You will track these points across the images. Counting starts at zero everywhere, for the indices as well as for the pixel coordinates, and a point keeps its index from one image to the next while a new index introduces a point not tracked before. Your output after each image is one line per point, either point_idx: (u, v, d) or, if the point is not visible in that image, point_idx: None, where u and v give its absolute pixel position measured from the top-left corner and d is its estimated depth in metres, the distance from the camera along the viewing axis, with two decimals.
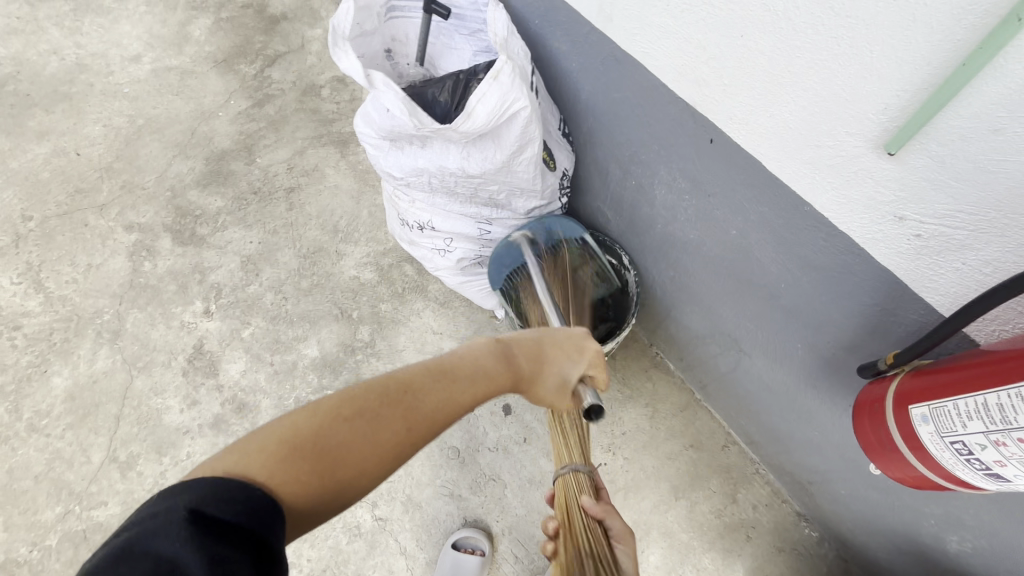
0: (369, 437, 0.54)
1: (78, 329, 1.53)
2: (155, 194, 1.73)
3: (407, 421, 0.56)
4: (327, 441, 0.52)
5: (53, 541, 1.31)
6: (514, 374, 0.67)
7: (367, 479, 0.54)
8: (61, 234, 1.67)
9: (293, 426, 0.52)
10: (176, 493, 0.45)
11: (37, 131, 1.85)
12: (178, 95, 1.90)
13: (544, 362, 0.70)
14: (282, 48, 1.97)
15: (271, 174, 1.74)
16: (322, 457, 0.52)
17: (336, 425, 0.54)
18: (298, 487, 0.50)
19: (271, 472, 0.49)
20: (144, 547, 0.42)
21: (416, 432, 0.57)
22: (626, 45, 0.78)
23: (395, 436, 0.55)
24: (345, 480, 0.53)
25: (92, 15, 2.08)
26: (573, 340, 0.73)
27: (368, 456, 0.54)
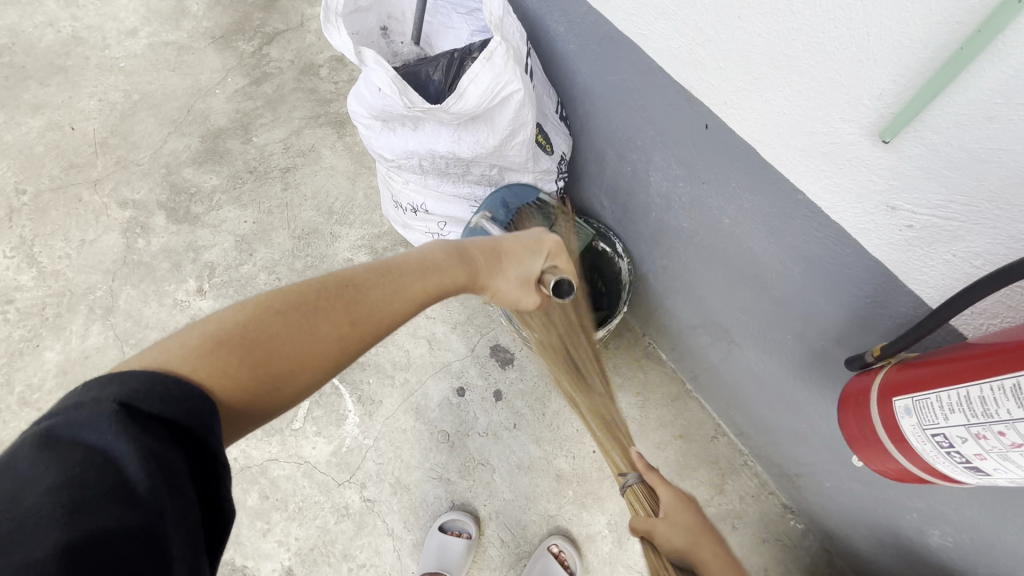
0: (307, 331, 0.55)
1: (70, 305, 1.52)
2: (150, 170, 1.71)
3: (351, 317, 0.58)
4: (269, 335, 0.53)
5: None
6: (470, 271, 0.71)
7: (310, 376, 0.56)
8: (54, 209, 1.66)
9: (224, 321, 0.53)
10: (102, 385, 0.43)
11: (32, 104, 1.83)
12: (175, 71, 1.88)
13: (498, 259, 0.75)
14: (281, 25, 1.94)
15: (267, 154, 1.72)
16: (261, 353, 0.53)
17: (272, 318, 0.54)
18: (235, 381, 0.50)
19: (205, 364, 0.49)
20: (73, 438, 0.41)
21: (360, 325, 0.59)
22: (624, 26, 0.76)
23: (337, 333, 0.57)
24: (287, 377, 0.54)
25: None
26: (527, 239, 0.79)
27: (309, 355, 0.55)
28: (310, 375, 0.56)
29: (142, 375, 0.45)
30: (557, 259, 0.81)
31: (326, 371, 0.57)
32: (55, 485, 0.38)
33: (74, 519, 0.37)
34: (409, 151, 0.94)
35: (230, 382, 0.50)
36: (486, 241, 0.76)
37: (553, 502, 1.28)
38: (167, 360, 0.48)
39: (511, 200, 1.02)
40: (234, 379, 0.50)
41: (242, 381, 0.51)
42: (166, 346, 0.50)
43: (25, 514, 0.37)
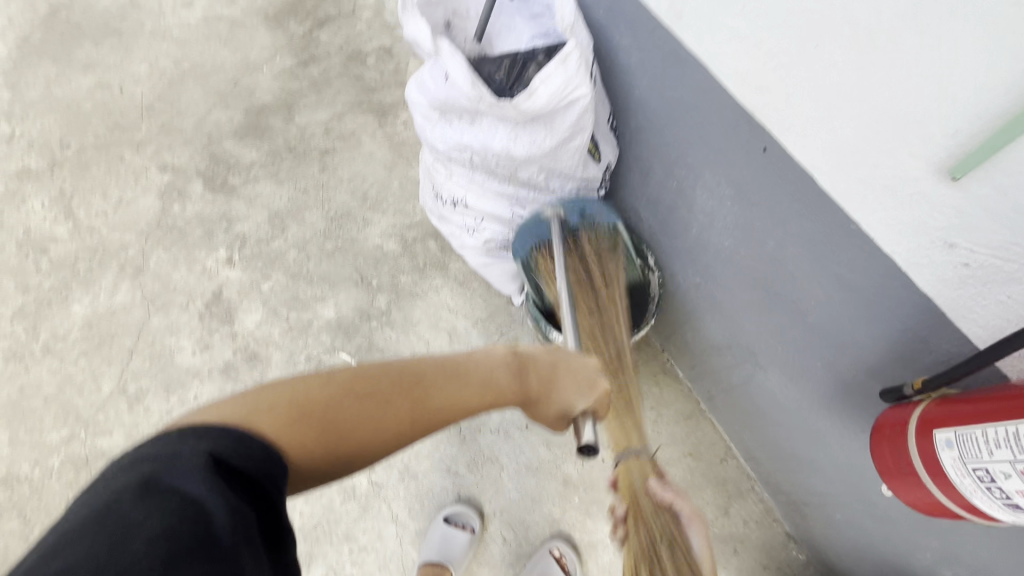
0: (376, 417, 0.57)
1: (102, 260, 1.55)
2: (192, 138, 1.74)
3: (413, 412, 0.60)
4: (346, 416, 0.56)
5: (54, 462, 1.31)
6: (523, 389, 0.70)
7: (368, 456, 0.59)
8: (95, 166, 1.69)
9: (307, 391, 0.55)
10: (198, 438, 0.47)
11: (84, 63, 1.87)
12: (225, 45, 1.92)
13: (552, 386, 0.71)
14: (333, 12, 1.98)
15: (308, 134, 1.75)
16: (335, 432, 0.55)
17: (350, 399, 0.57)
18: (308, 456, 0.54)
19: (289, 436, 0.52)
20: (171, 485, 0.44)
21: (418, 422, 0.60)
22: (693, 45, 0.78)
23: (402, 420, 0.59)
24: (349, 457, 0.57)
25: None
26: (587, 370, 0.73)
27: (375, 438, 0.58)
28: (368, 455, 0.58)
29: (235, 432, 0.49)
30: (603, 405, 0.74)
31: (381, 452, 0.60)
32: (153, 534, 0.41)
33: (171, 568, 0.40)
34: (462, 144, 0.96)
35: (305, 453, 0.53)
36: (546, 364, 0.72)
37: (558, 506, 1.28)
38: (257, 419, 0.52)
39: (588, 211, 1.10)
40: (309, 453, 0.53)
41: (316, 455, 0.54)
42: (255, 405, 0.53)
43: (127, 560, 0.39)
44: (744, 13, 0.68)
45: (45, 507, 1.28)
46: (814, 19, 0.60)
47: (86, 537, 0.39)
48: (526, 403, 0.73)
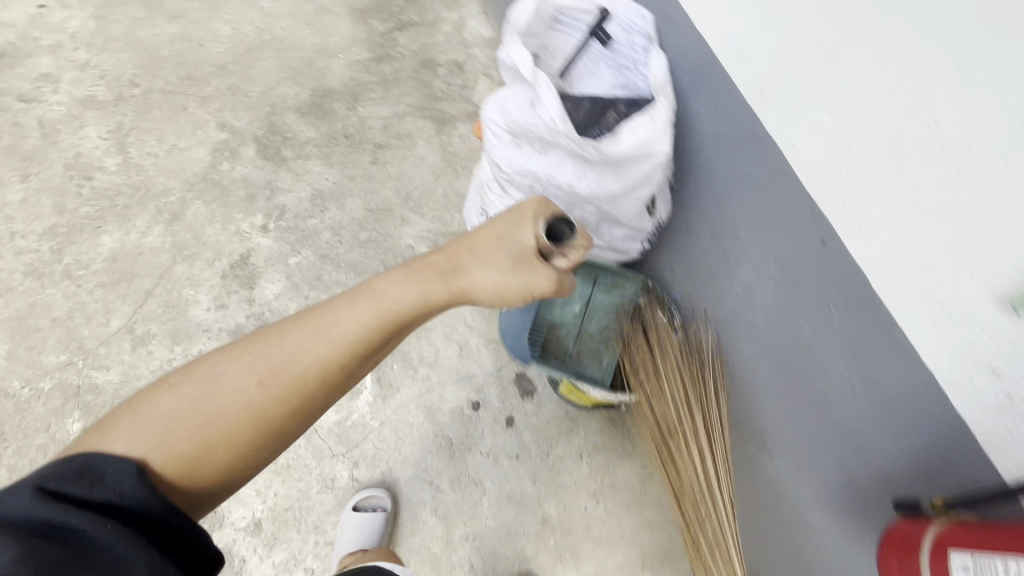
0: (220, 393, 0.68)
1: (142, 200, 1.57)
2: (256, 104, 1.78)
3: (263, 363, 0.70)
4: (190, 423, 0.66)
5: (45, 385, 1.30)
6: (433, 281, 0.79)
7: (262, 450, 0.71)
8: (158, 109, 1.72)
9: (141, 403, 0.68)
10: (42, 477, 0.60)
11: (172, 12, 1.93)
12: (308, 26, 1.99)
13: (470, 259, 0.82)
14: (416, 18, 2.06)
15: (367, 126, 1.79)
16: (196, 437, 0.66)
17: (184, 389, 0.69)
18: (179, 467, 0.65)
19: (149, 452, 0.64)
20: (24, 519, 0.57)
21: (269, 369, 0.70)
22: (772, 129, 0.81)
23: (269, 411, 0.70)
24: (235, 450, 0.69)
25: None
26: (498, 222, 0.84)
27: (247, 431, 0.69)
28: (255, 445, 0.70)
29: (72, 461, 0.62)
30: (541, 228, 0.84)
31: (274, 442, 0.72)
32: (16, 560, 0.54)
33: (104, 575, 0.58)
34: (526, 169, 0.99)
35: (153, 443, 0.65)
36: (439, 263, 0.81)
37: (531, 544, 1.26)
38: (102, 438, 0.65)
39: None
40: (182, 462, 0.65)
41: (183, 461, 0.65)
42: (101, 431, 0.66)
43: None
44: (832, 111, 0.70)
45: (24, 429, 1.27)
46: (903, 132, 0.62)
47: None
48: (464, 284, 0.81)
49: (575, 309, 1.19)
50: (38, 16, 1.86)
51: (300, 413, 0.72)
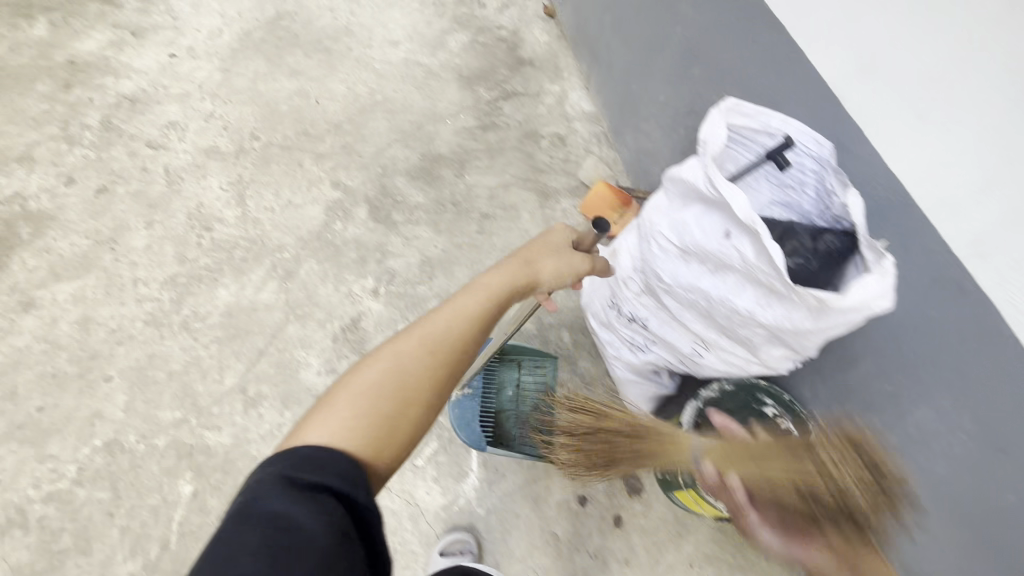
0: (391, 381, 0.80)
1: (258, 254, 1.59)
2: (368, 165, 1.82)
3: (423, 352, 0.83)
4: (354, 400, 0.77)
5: (160, 442, 1.31)
6: (522, 271, 0.97)
7: (416, 410, 0.80)
8: (276, 164, 1.77)
9: (327, 400, 0.79)
10: (260, 474, 0.67)
11: (291, 68, 2.02)
12: (418, 89, 2.06)
13: (537, 254, 1.00)
14: (520, 89, 2.13)
15: (473, 194, 1.83)
16: (361, 408, 0.77)
17: (361, 380, 0.80)
18: (352, 434, 0.74)
19: (326, 433, 0.73)
20: (257, 513, 0.63)
21: (427, 356, 0.83)
22: (989, 288, 0.79)
23: (419, 375, 0.82)
24: (394, 413, 0.78)
25: None
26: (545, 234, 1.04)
27: (398, 394, 0.79)
28: (409, 404, 0.80)
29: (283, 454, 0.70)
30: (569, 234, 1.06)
31: (424, 402, 0.81)
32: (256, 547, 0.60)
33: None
34: (693, 286, 0.99)
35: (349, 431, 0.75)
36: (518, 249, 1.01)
37: None
38: (303, 434, 0.74)
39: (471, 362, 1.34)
40: (353, 430, 0.74)
41: (360, 437, 0.75)
42: (299, 434, 0.75)
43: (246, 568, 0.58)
44: None
45: (136, 488, 1.26)
46: None
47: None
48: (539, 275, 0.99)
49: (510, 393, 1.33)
50: (169, 65, 1.94)
51: (440, 376, 0.84)
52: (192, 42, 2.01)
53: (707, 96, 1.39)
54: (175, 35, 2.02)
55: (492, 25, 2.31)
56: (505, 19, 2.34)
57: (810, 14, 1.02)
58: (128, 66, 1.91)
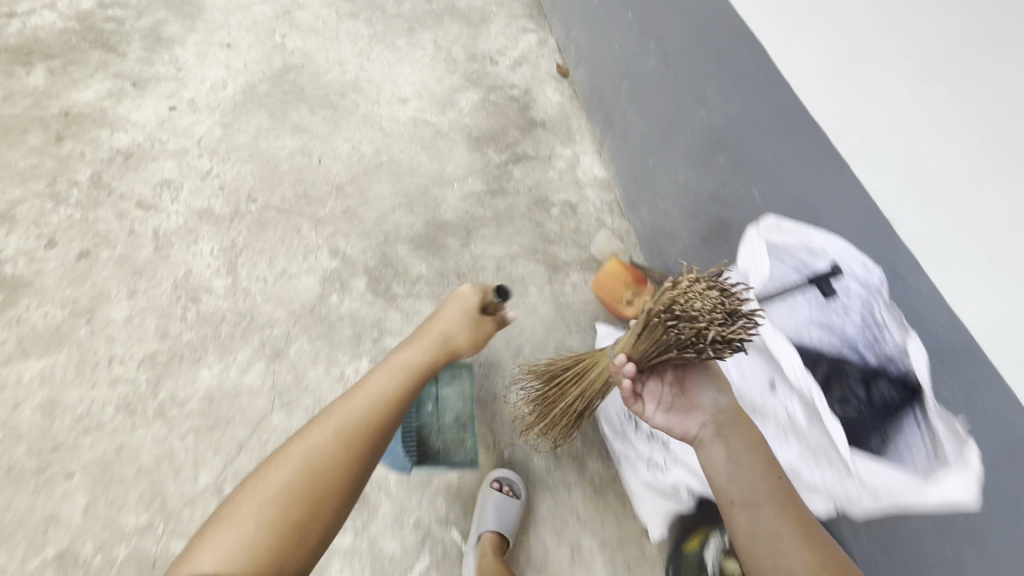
0: (291, 471, 0.90)
1: (245, 331, 1.48)
2: (370, 231, 1.74)
3: (323, 436, 0.94)
4: (250, 515, 0.85)
5: (119, 553, 1.17)
6: (435, 345, 1.12)
7: (318, 515, 0.89)
8: (272, 229, 1.68)
9: (228, 509, 0.87)
10: None
11: (295, 125, 1.95)
12: (425, 150, 1.99)
13: (446, 327, 1.15)
14: (531, 152, 2.07)
15: (479, 266, 1.74)
16: (256, 523, 0.84)
17: (262, 476, 0.90)
18: (247, 554, 0.81)
19: (221, 554, 0.81)
20: None
21: (329, 440, 0.94)
22: None
23: (324, 464, 0.92)
24: (294, 522, 0.86)
25: (382, 49, 2.28)
26: (456, 300, 1.18)
27: (297, 502, 0.87)
28: (309, 508, 0.88)
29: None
30: (485, 298, 1.20)
31: (328, 505, 0.90)
32: None
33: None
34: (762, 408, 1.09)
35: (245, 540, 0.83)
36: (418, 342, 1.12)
37: None
38: (204, 549, 0.82)
39: None
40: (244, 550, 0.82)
41: (260, 542, 0.83)
42: (197, 551, 0.83)
43: None
44: None
45: None
46: None
47: None
48: (451, 341, 1.14)
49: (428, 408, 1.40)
50: (168, 118, 1.87)
51: (340, 473, 0.92)
52: (194, 95, 1.95)
53: (732, 187, 1.31)
54: (177, 87, 1.96)
55: (504, 84, 2.27)
56: (517, 78, 2.31)
57: (870, 122, 0.92)
58: (126, 119, 1.84)
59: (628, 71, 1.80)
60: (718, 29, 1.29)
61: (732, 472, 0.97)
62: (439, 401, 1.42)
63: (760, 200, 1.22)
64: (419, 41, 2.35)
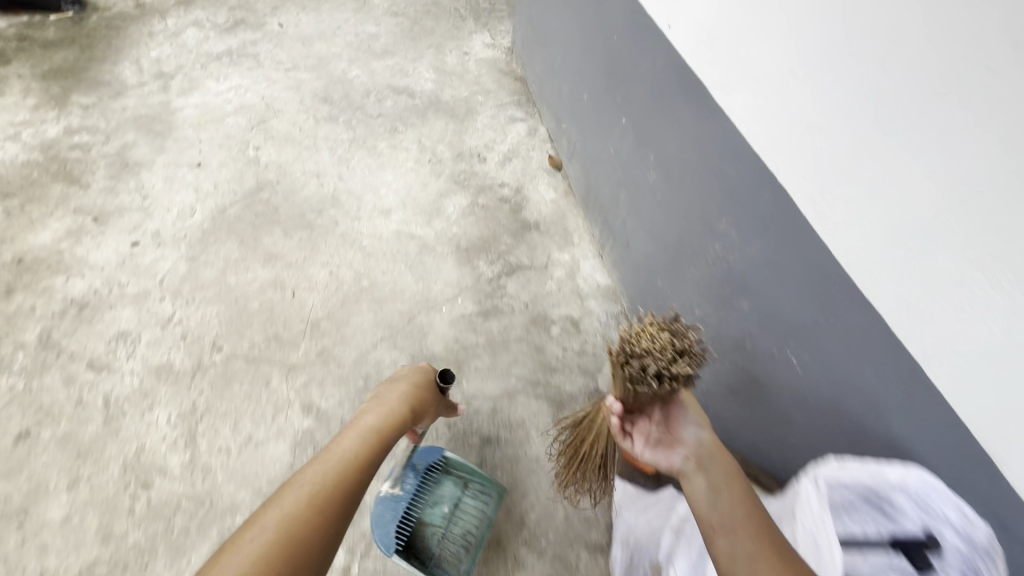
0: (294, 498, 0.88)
1: (202, 523, 1.28)
2: (349, 376, 1.55)
3: (323, 473, 0.94)
4: (259, 540, 0.80)
5: None
6: (401, 408, 1.14)
7: (326, 536, 0.85)
8: (238, 384, 1.50)
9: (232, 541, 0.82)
10: None
11: (268, 251, 1.80)
12: (410, 269, 1.82)
13: (418, 382, 1.23)
14: (525, 260, 1.89)
15: (472, 409, 1.54)
16: (263, 549, 0.79)
17: (266, 510, 0.87)
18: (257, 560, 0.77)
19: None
20: None
21: (333, 472, 0.95)
22: None
23: (325, 495, 0.90)
24: (305, 549, 0.82)
25: (362, 153, 2.16)
26: (402, 369, 1.29)
27: (308, 527, 0.84)
28: (320, 536, 0.84)
29: None
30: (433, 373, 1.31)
31: (335, 528, 0.87)
32: None
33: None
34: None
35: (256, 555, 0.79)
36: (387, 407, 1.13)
37: None
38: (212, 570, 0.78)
39: (419, 459, 1.35)
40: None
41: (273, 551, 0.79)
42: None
43: None
44: None
45: None
46: None
47: None
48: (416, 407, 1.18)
49: (445, 509, 1.32)
50: (129, 255, 1.73)
51: (341, 507, 0.90)
52: (159, 226, 1.81)
53: (762, 343, 1.10)
54: (142, 218, 1.83)
55: (493, 182, 2.13)
56: (507, 174, 2.17)
57: (961, 352, 0.69)
58: (83, 261, 1.70)
59: (627, 179, 1.64)
60: (735, 161, 1.11)
61: (713, 500, 0.85)
62: (461, 502, 1.34)
63: (798, 368, 1.01)
64: (401, 142, 2.23)
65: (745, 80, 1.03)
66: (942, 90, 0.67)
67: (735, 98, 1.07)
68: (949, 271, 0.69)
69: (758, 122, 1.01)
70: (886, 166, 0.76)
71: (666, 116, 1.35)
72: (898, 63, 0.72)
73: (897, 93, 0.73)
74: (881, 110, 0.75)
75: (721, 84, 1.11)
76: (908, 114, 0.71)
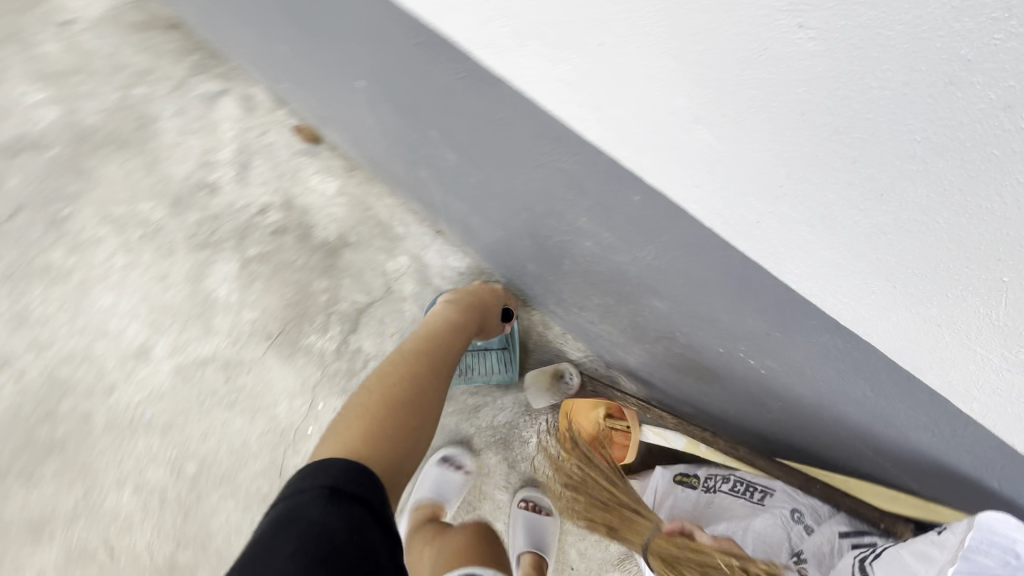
0: (397, 385, 0.90)
1: None
2: None
3: (418, 364, 0.96)
4: (362, 404, 0.86)
5: None
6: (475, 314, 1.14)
7: (425, 431, 0.88)
8: None
9: (355, 409, 0.85)
10: (315, 475, 0.71)
11: (35, 523, 1.31)
12: (234, 409, 1.35)
13: (488, 305, 1.20)
14: (361, 297, 1.43)
15: None
16: (378, 413, 0.83)
17: (381, 382, 0.91)
18: (376, 440, 0.79)
19: (342, 445, 0.77)
20: (341, 492, 0.69)
21: (423, 375, 0.94)
22: None
23: (421, 388, 0.91)
24: (401, 427, 0.83)
25: (45, 282, 1.40)
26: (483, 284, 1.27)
27: (405, 410, 0.86)
28: (411, 417, 0.86)
29: (335, 464, 0.72)
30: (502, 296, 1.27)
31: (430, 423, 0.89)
32: (345, 525, 0.66)
33: (369, 550, 0.67)
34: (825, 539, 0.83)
35: (378, 446, 0.79)
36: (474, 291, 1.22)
37: None
38: (341, 438, 0.79)
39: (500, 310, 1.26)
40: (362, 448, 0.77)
41: (389, 437, 0.81)
42: (338, 441, 0.79)
43: (345, 546, 0.65)
44: None
45: None
46: None
47: (315, 548, 0.63)
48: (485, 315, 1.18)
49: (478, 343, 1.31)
50: None
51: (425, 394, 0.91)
52: None
53: (699, 340, 0.86)
54: None
55: (251, 214, 1.49)
56: (259, 190, 1.51)
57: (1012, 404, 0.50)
58: None
59: (416, 155, 1.13)
60: (567, 154, 0.70)
61: None
62: (490, 351, 1.32)
63: (760, 368, 0.79)
64: (83, 232, 1.45)
65: (532, 41, 0.56)
66: (986, 100, 0.31)
67: (528, 69, 0.60)
68: (1010, 333, 0.44)
69: (585, 106, 0.58)
70: (845, 198, 0.44)
71: (422, 83, 0.83)
72: (834, 42, 0.35)
73: (873, 90, 0.35)
74: (843, 116, 0.38)
75: (490, 45, 0.62)
76: (868, 134, 0.38)
